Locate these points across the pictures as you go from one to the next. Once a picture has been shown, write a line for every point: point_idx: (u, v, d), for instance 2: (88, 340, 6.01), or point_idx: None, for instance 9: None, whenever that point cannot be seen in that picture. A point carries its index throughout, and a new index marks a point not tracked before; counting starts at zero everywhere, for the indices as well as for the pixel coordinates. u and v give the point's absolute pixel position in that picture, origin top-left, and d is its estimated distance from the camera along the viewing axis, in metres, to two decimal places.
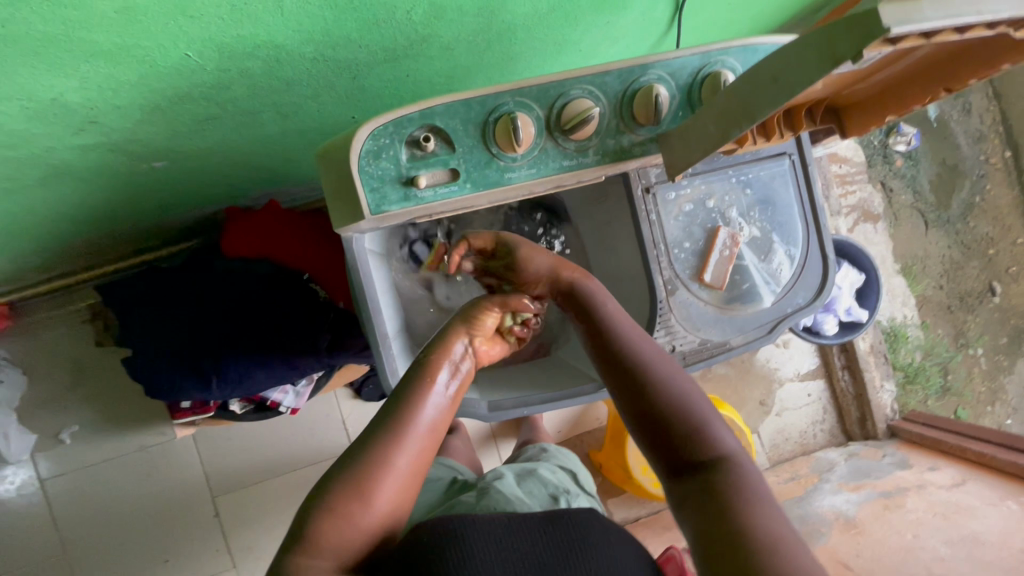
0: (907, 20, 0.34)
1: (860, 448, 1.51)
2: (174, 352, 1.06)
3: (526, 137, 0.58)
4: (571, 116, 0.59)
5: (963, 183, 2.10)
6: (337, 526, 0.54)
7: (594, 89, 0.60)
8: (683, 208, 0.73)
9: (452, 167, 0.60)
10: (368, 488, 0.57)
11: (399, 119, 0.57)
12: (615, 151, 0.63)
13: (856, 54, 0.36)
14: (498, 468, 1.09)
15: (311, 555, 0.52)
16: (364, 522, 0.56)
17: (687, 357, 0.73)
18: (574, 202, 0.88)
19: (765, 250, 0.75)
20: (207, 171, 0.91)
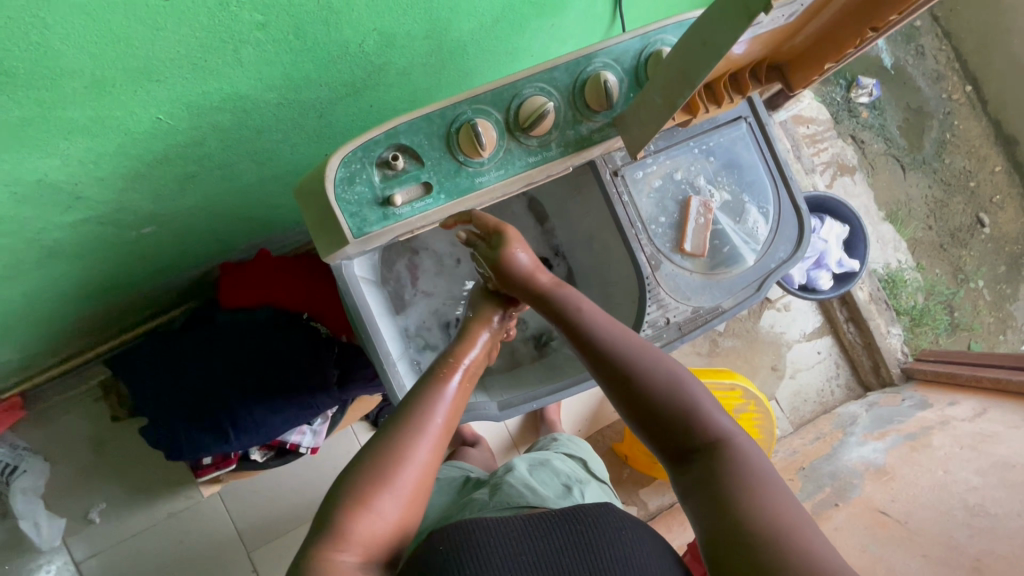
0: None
1: (879, 396, 1.51)
2: (189, 410, 1.08)
3: (488, 141, 0.61)
4: (528, 114, 0.62)
5: (932, 123, 2.13)
6: (364, 523, 0.59)
7: (545, 86, 0.62)
8: (653, 184, 0.75)
9: (424, 181, 0.62)
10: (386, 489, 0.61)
11: (365, 143, 0.59)
12: (576, 140, 0.65)
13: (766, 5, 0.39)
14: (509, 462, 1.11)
15: (339, 551, 0.57)
16: (382, 524, 0.60)
17: (683, 327, 0.75)
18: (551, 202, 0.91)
19: (738, 211, 0.77)
20: (195, 229, 0.94)
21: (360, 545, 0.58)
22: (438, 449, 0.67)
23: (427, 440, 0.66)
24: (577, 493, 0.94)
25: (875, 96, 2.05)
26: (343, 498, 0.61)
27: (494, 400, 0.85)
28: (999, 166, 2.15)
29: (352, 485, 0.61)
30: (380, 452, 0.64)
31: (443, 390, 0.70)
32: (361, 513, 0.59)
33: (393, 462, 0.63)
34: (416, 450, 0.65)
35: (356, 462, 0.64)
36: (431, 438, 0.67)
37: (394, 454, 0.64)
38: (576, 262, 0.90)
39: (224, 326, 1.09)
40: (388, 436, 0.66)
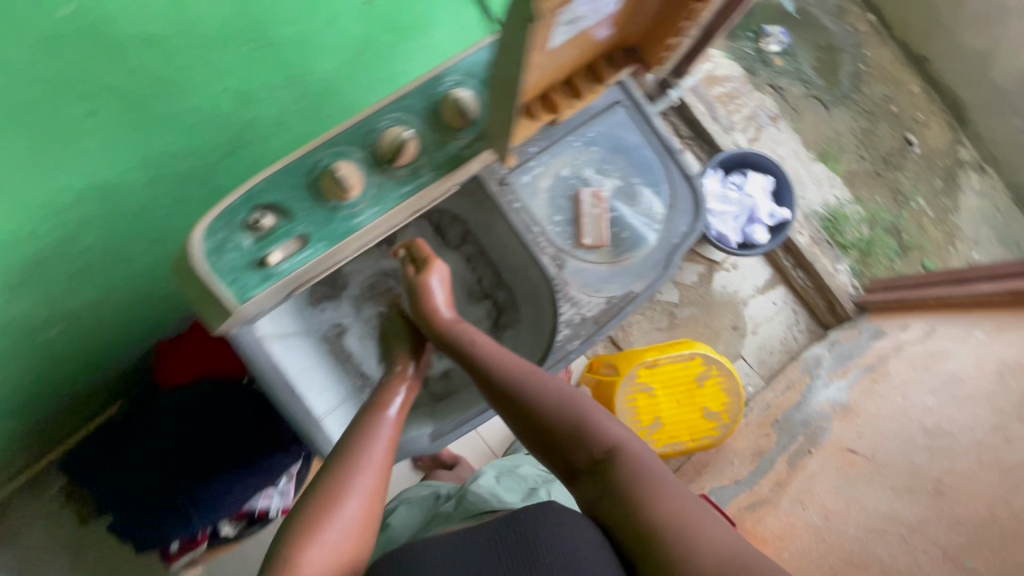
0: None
1: (839, 334, 1.53)
2: (144, 499, 1.05)
3: (353, 182, 0.60)
4: (388, 147, 0.61)
5: (844, 58, 2.17)
6: (311, 549, 0.59)
7: (401, 115, 0.62)
8: (542, 186, 0.75)
9: (298, 234, 0.61)
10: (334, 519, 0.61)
11: (226, 210, 0.58)
12: (448, 161, 0.64)
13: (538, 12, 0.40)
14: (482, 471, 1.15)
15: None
16: (337, 548, 0.60)
17: (600, 319, 0.75)
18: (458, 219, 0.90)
19: (632, 195, 0.77)
20: (108, 319, 0.91)
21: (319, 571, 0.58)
22: (385, 467, 0.69)
23: (374, 460, 0.68)
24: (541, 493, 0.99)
25: (784, 42, 2.11)
26: (291, 532, 0.60)
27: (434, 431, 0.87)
28: (917, 86, 2.20)
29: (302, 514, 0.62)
30: (325, 479, 0.65)
31: (383, 416, 0.73)
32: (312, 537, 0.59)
33: (340, 486, 0.64)
34: (360, 471, 0.66)
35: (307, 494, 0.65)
36: (374, 459, 0.68)
37: (341, 475, 0.65)
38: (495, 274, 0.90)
39: (164, 406, 1.06)
40: (332, 462, 0.67)
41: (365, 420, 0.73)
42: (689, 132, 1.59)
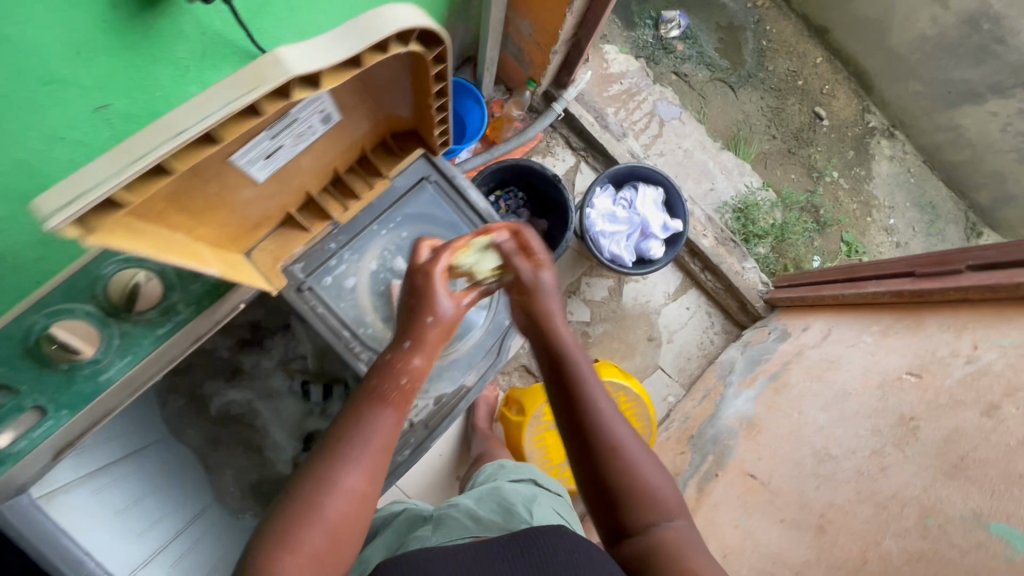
0: (66, 204, 0.36)
1: (751, 335, 1.52)
2: None
3: (84, 339, 0.53)
4: (118, 294, 0.55)
5: (746, 35, 2.12)
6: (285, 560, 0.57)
7: (131, 256, 0.56)
8: (349, 283, 0.85)
9: (31, 407, 0.54)
10: (291, 542, 0.58)
11: None
12: (203, 291, 0.60)
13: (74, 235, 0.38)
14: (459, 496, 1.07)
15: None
16: (308, 560, 0.58)
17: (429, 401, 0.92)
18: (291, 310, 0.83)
19: (445, 280, 0.92)
20: None
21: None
22: (382, 468, 0.65)
23: (365, 461, 0.63)
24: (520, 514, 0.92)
25: (683, 26, 2.03)
26: (269, 534, 0.59)
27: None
28: (821, 57, 2.17)
29: (282, 525, 0.59)
30: (312, 488, 0.61)
31: (391, 407, 0.66)
32: (286, 552, 0.58)
33: (320, 500, 0.61)
34: (347, 476, 0.62)
35: (286, 504, 0.61)
36: (369, 459, 0.64)
37: (327, 487, 0.61)
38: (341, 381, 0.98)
39: None
40: (322, 467, 0.62)
41: (366, 412, 0.67)
42: (581, 143, 1.53)
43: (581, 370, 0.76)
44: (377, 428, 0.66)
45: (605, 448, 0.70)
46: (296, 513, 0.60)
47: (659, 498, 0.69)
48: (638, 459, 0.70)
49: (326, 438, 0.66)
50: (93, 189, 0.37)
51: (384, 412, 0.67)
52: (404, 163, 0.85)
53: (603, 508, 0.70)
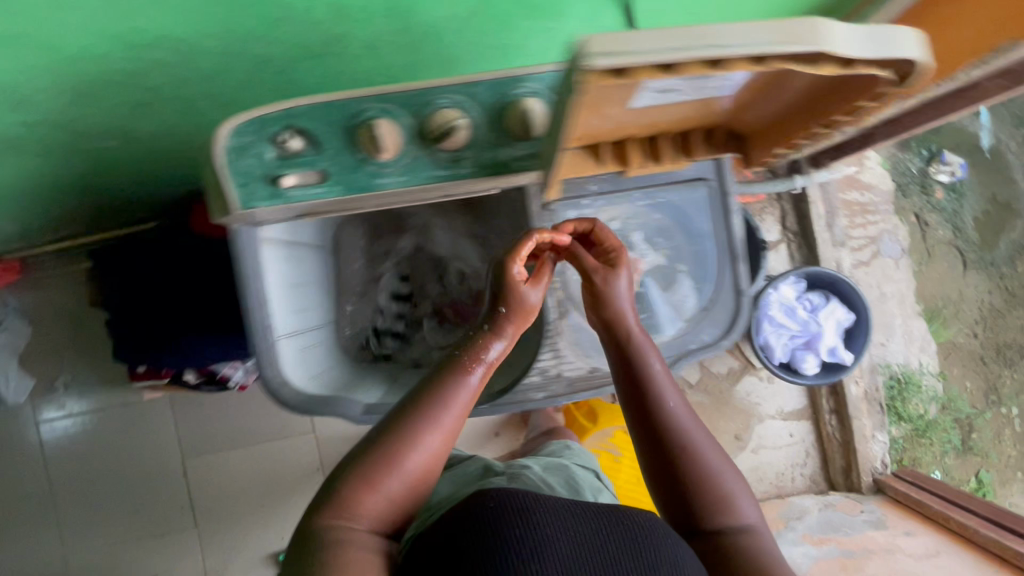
0: (613, 54, 0.36)
1: (838, 499, 1.40)
2: (143, 320, 1.16)
3: (390, 145, 0.58)
4: (436, 127, 0.57)
5: (1015, 223, 1.88)
6: (368, 500, 0.61)
7: (463, 99, 0.56)
8: (581, 231, 0.83)
9: (320, 169, 0.60)
10: (379, 481, 0.62)
11: (260, 119, 0.56)
12: (491, 164, 0.61)
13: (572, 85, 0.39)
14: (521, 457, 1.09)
15: (346, 521, 0.60)
16: (388, 501, 0.62)
17: (575, 382, 0.88)
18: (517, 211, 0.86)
19: (667, 280, 0.86)
20: (166, 152, 0.96)
21: (369, 515, 0.61)
22: (453, 435, 0.67)
23: (446, 421, 0.66)
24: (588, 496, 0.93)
25: (957, 176, 1.84)
26: (356, 472, 0.62)
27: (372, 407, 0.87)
28: None
29: (368, 458, 0.63)
30: (399, 432, 0.64)
31: (472, 372, 0.67)
32: (367, 487, 0.62)
33: (411, 436, 0.64)
34: (430, 432, 0.64)
35: (380, 437, 0.64)
36: (449, 420, 0.66)
37: (414, 430, 0.64)
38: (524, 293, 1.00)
39: (183, 250, 1.14)
40: (410, 411, 0.65)
41: (445, 373, 0.68)
42: (796, 227, 1.45)
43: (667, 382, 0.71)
44: (456, 396, 0.67)
45: (682, 452, 0.67)
46: (387, 449, 0.63)
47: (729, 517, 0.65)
48: (722, 469, 0.67)
49: (415, 390, 0.68)
50: (644, 56, 0.36)
51: (465, 378, 0.68)
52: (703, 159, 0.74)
53: (676, 511, 0.66)
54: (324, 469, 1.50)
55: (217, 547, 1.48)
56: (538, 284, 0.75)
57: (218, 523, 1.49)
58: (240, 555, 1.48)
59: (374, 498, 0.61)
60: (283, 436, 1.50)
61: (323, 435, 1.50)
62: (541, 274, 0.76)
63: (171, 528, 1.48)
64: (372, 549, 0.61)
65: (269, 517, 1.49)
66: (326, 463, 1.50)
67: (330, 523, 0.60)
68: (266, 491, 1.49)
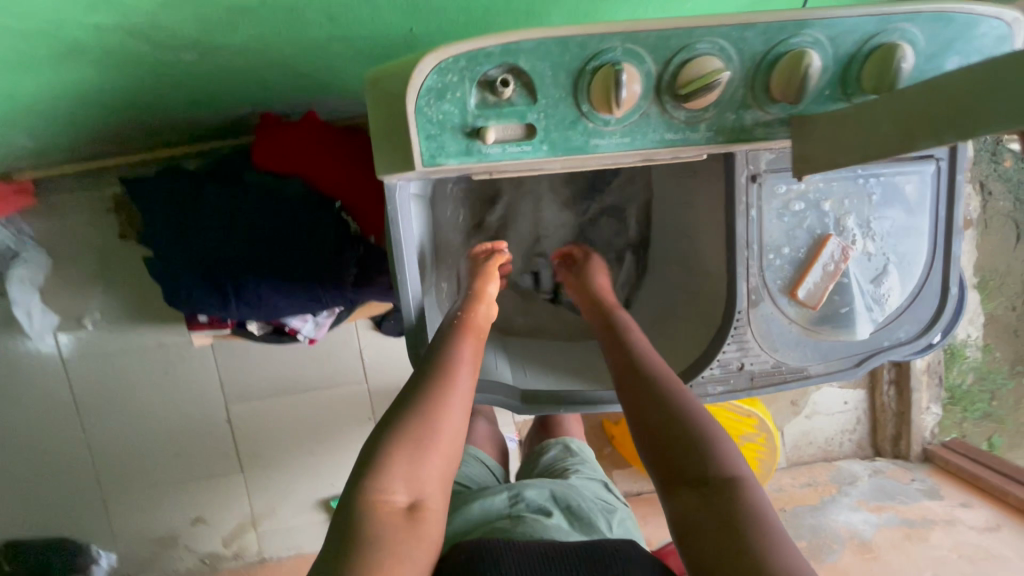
0: None
1: (887, 466, 1.45)
2: (195, 262, 0.98)
3: (629, 98, 0.46)
4: (690, 79, 0.45)
5: None
6: (402, 469, 0.54)
7: (728, 46, 0.45)
8: (792, 206, 0.60)
9: (529, 122, 0.48)
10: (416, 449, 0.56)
11: (474, 53, 0.44)
12: (732, 129, 0.49)
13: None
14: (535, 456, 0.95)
15: (379, 496, 0.53)
16: (423, 472, 0.55)
17: (754, 379, 0.64)
18: (669, 172, 0.76)
19: (877, 270, 0.62)
20: (240, 69, 0.80)
21: (406, 482, 0.54)
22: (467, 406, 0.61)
23: (464, 389, 0.61)
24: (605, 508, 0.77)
25: None
26: (382, 442, 0.56)
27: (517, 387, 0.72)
28: None
29: (392, 434, 0.56)
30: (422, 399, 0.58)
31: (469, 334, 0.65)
32: (408, 459, 0.55)
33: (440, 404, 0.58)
34: (452, 401, 0.59)
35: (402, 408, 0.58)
36: (463, 386, 0.61)
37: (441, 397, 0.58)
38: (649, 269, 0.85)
39: (252, 187, 0.99)
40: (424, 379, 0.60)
41: (448, 338, 0.64)
42: None
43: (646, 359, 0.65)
44: (460, 360, 0.62)
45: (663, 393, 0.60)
46: (413, 420, 0.57)
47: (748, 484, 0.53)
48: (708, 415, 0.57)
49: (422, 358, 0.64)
50: None
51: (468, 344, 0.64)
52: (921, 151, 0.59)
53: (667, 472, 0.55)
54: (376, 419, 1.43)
55: (265, 491, 1.45)
56: (489, 275, 0.76)
57: (264, 469, 1.44)
58: (289, 499, 1.46)
59: (413, 470, 0.55)
60: (330, 385, 1.40)
61: (375, 388, 1.40)
62: (495, 274, 0.79)
63: (214, 471, 1.43)
64: (410, 526, 0.53)
65: (317, 464, 1.45)
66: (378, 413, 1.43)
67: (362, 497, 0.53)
68: (315, 439, 1.44)
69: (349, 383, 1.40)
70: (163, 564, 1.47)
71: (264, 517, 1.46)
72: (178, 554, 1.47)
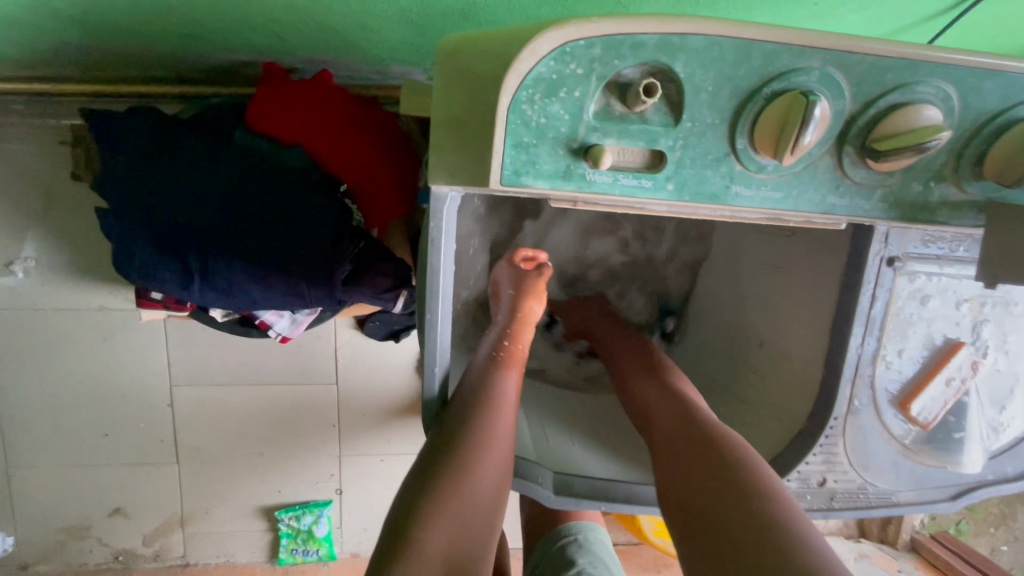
0: None
1: (873, 550, 1.37)
2: (156, 227, 0.81)
3: (809, 142, 0.33)
4: (896, 130, 0.33)
5: None
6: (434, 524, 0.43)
7: (953, 95, 0.33)
8: (924, 300, 0.48)
9: (659, 150, 0.34)
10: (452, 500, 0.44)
11: (618, 39, 0.30)
12: (912, 204, 0.37)
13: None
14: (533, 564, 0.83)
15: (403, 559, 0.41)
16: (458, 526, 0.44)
17: (834, 500, 0.51)
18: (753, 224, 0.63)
19: (1002, 392, 0.51)
20: (250, 3, 0.64)
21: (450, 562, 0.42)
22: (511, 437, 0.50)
23: (507, 428, 0.50)
24: None
25: None
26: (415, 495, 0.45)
27: (550, 461, 0.54)
28: None
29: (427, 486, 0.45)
30: (454, 441, 0.47)
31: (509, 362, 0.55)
32: (449, 525, 0.43)
33: (482, 446, 0.47)
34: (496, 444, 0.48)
35: (442, 453, 0.46)
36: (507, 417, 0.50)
37: (489, 432, 0.48)
38: (699, 328, 0.73)
39: (243, 151, 0.82)
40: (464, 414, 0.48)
41: (489, 373, 0.53)
42: None
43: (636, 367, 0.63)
44: (507, 395, 0.51)
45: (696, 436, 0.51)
46: (455, 471, 0.45)
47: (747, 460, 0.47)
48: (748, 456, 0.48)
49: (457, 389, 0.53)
50: None
51: (513, 376, 0.54)
52: None
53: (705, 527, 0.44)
54: (341, 427, 1.27)
55: (200, 490, 1.28)
56: (537, 297, 0.64)
57: (204, 465, 1.27)
58: (228, 502, 1.29)
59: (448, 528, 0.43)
60: (295, 383, 1.24)
61: (346, 392, 1.25)
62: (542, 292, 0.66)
63: (144, 460, 1.25)
64: None
65: (266, 467, 1.28)
66: (344, 420, 1.27)
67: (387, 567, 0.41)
68: (268, 439, 1.27)
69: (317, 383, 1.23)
70: (69, 555, 1.28)
71: (194, 518, 1.29)
72: (88, 547, 1.29)
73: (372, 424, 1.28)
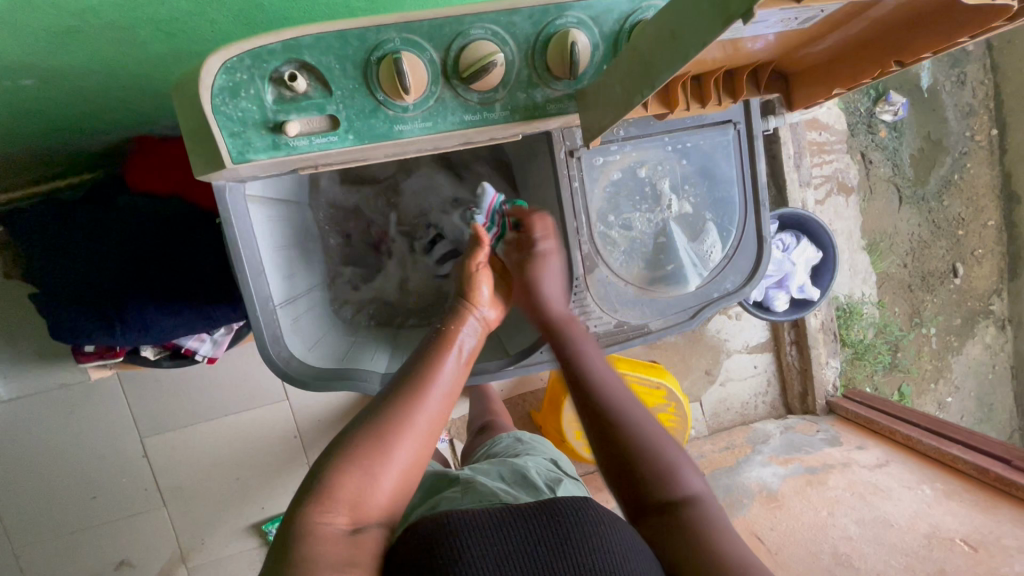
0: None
1: (797, 422, 1.52)
2: (73, 292, 0.96)
3: (415, 84, 0.49)
4: (470, 62, 0.50)
5: (944, 160, 1.81)
6: (350, 486, 0.53)
7: (499, 31, 0.50)
8: (611, 176, 0.71)
9: (330, 113, 0.51)
10: (368, 471, 0.54)
11: (257, 50, 0.47)
12: (526, 106, 0.54)
13: (747, 9, 0.29)
14: (487, 454, 0.97)
15: (328, 512, 0.52)
16: (385, 497, 0.55)
17: (601, 339, 0.72)
18: (525, 155, 0.80)
19: (695, 229, 0.75)
20: (91, 106, 0.79)
21: (350, 506, 0.53)
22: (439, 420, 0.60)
23: (430, 418, 0.59)
24: (535, 475, 0.78)
25: (898, 116, 1.71)
26: (347, 459, 0.54)
27: (384, 374, 0.78)
28: (993, 221, 1.87)
29: (346, 455, 0.55)
30: (377, 428, 0.56)
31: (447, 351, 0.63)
32: (361, 477, 0.54)
33: (389, 444, 0.55)
34: (422, 418, 0.58)
35: (354, 432, 0.56)
36: (439, 402, 0.60)
37: (402, 420, 0.57)
38: None
39: (124, 211, 0.96)
40: (393, 398, 0.58)
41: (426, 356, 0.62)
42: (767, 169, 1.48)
43: (588, 353, 0.67)
44: (438, 386, 0.60)
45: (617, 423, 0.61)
46: (365, 451, 0.55)
47: (638, 418, 0.62)
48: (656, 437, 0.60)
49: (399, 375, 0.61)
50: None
51: (450, 356, 0.63)
52: (705, 118, 0.69)
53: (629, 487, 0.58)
54: (302, 435, 1.42)
55: (192, 525, 1.41)
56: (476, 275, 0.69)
57: (189, 501, 1.40)
58: (218, 529, 1.42)
59: (362, 492, 0.53)
60: (251, 408, 1.38)
61: (297, 403, 1.40)
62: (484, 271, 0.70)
63: (134, 510, 1.38)
64: (353, 546, 0.51)
65: (245, 489, 1.42)
66: (302, 429, 1.41)
67: (307, 512, 0.51)
68: (240, 464, 1.41)
69: (270, 402, 1.38)
70: None
71: (193, 551, 1.42)
72: None
73: (329, 425, 1.42)
